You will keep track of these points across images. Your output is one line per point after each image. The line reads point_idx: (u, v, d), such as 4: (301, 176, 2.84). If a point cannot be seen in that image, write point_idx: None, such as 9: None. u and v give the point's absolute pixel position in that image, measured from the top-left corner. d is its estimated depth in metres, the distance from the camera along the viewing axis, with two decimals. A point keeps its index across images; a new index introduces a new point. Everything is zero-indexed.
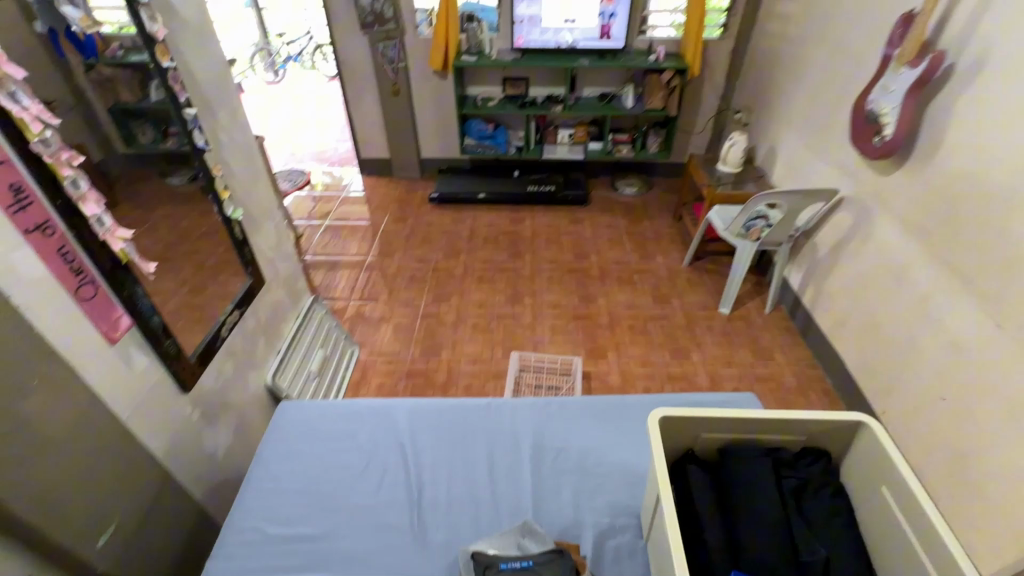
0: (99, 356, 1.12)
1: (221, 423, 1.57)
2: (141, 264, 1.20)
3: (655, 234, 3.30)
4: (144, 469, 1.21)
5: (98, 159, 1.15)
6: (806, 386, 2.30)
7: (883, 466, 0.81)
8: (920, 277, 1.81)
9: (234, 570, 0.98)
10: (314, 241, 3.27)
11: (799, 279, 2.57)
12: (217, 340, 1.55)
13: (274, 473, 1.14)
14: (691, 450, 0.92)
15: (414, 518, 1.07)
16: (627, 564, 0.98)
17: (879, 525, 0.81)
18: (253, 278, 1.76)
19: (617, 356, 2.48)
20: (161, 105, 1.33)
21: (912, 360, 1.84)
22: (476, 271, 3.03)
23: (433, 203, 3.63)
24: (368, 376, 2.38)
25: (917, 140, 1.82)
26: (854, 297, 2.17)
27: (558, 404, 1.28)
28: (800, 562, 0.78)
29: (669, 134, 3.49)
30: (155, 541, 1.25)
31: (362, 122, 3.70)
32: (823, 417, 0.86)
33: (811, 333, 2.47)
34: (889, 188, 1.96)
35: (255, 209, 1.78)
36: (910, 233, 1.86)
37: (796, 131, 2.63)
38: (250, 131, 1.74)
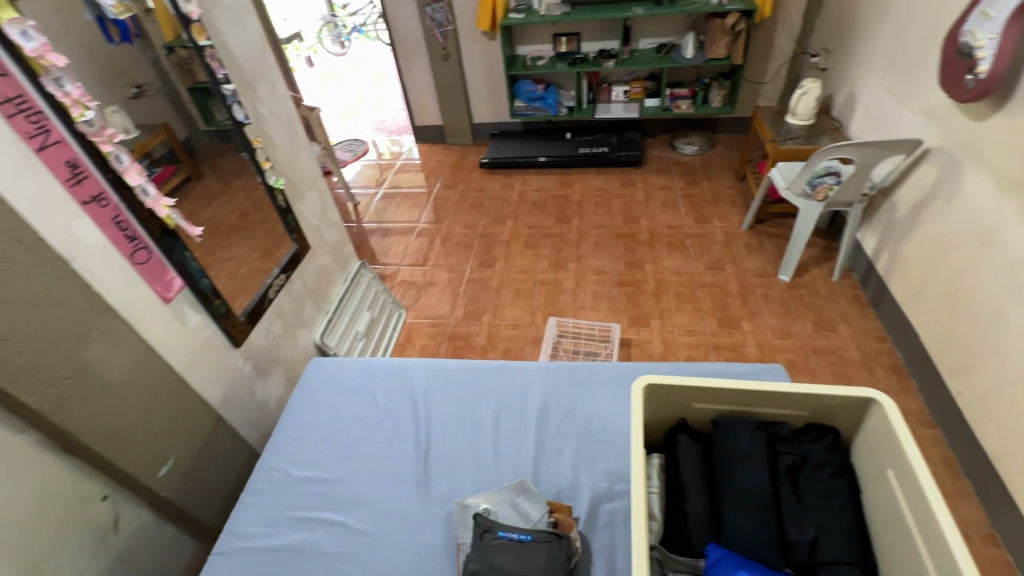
0: (155, 313, 1.27)
1: (272, 376, 1.72)
2: (186, 229, 1.32)
3: (713, 196, 3.09)
4: (198, 412, 1.38)
5: (184, 137, 1.42)
6: (871, 361, 2.10)
7: (892, 447, 0.73)
8: (1013, 241, 1.55)
9: (261, 503, 1.11)
10: (370, 207, 3.41)
11: (874, 244, 2.31)
12: (264, 301, 1.69)
13: (300, 421, 1.25)
14: (684, 419, 0.89)
15: (420, 470, 1.13)
16: (620, 528, 0.99)
17: (884, 511, 0.74)
18: (299, 244, 1.89)
19: (661, 324, 2.40)
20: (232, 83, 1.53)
21: (997, 337, 1.61)
22: (523, 237, 3.02)
23: (484, 168, 3.62)
24: (413, 337, 2.50)
25: (1021, 77, 1.53)
26: (932, 264, 1.92)
27: (569, 369, 1.28)
28: (784, 541, 0.74)
29: (735, 85, 3.20)
30: (211, 475, 1.43)
31: (414, 89, 3.74)
32: (827, 391, 0.79)
33: (884, 303, 2.23)
34: (982, 135, 1.68)
35: (298, 179, 1.88)
36: (1006, 189, 1.59)
37: (880, 74, 2.30)
38: (290, 104, 1.82)
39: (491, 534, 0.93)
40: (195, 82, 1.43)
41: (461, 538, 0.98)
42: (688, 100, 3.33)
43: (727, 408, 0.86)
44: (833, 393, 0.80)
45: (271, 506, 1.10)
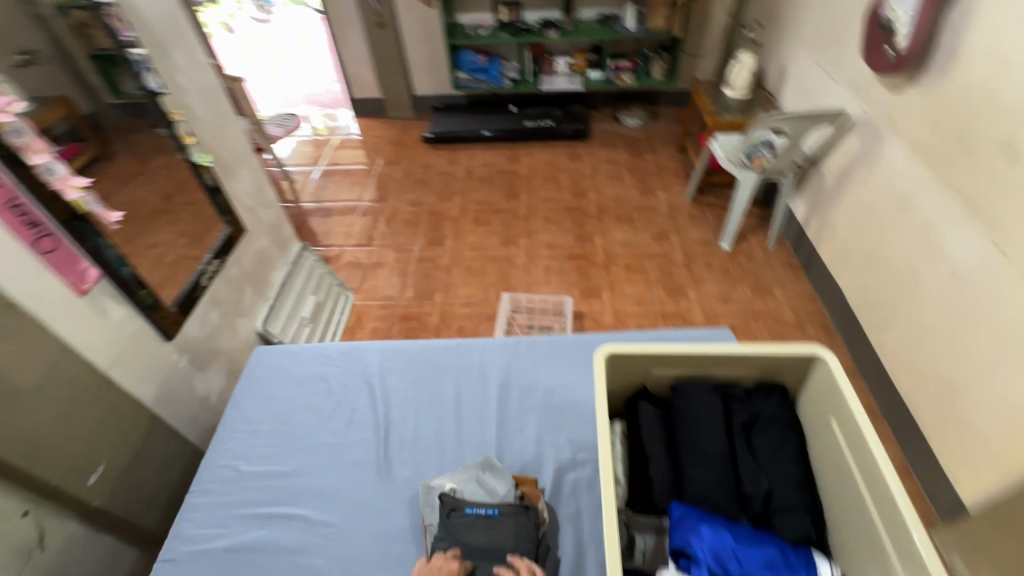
0: (69, 307, 1.14)
1: (211, 369, 1.61)
2: (101, 214, 1.18)
3: (657, 168, 3.16)
4: (128, 413, 1.27)
5: (88, 111, 1.22)
6: (804, 321, 2.25)
7: (835, 399, 0.78)
8: (926, 205, 1.69)
9: (209, 504, 1.04)
10: (308, 186, 3.23)
11: (804, 211, 2.45)
12: (197, 289, 1.56)
13: (247, 415, 1.19)
14: (644, 386, 0.91)
15: (380, 455, 1.10)
16: (586, 496, 1.01)
17: (829, 459, 0.79)
18: (232, 227, 1.75)
19: (611, 295, 2.45)
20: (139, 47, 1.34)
21: (912, 293, 1.76)
22: (472, 213, 2.97)
23: (428, 143, 3.51)
24: (362, 320, 2.42)
25: (934, 51, 1.64)
26: (856, 228, 2.06)
27: (527, 344, 1.27)
28: (741, 494, 0.78)
29: (674, 57, 3.26)
30: (149, 478, 1.33)
31: (349, 59, 3.54)
32: (777, 350, 0.83)
33: (815, 267, 2.38)
34: (899, 106, 1.80)
35: (227, 156, 1.74)
36: (919, 156, 1.72)
37: (808, 48, 2.41)
38: (212, 72, 1.66)
39: (458, 512, 0.92)
40: (96, 48, 1.23)
41: (428, 517, 0.96)
42: (630, 73, 3.35)
43: (684, 372, 0.89)
44: (781, 352, 0.84)
45: (222, 506, 1.04)
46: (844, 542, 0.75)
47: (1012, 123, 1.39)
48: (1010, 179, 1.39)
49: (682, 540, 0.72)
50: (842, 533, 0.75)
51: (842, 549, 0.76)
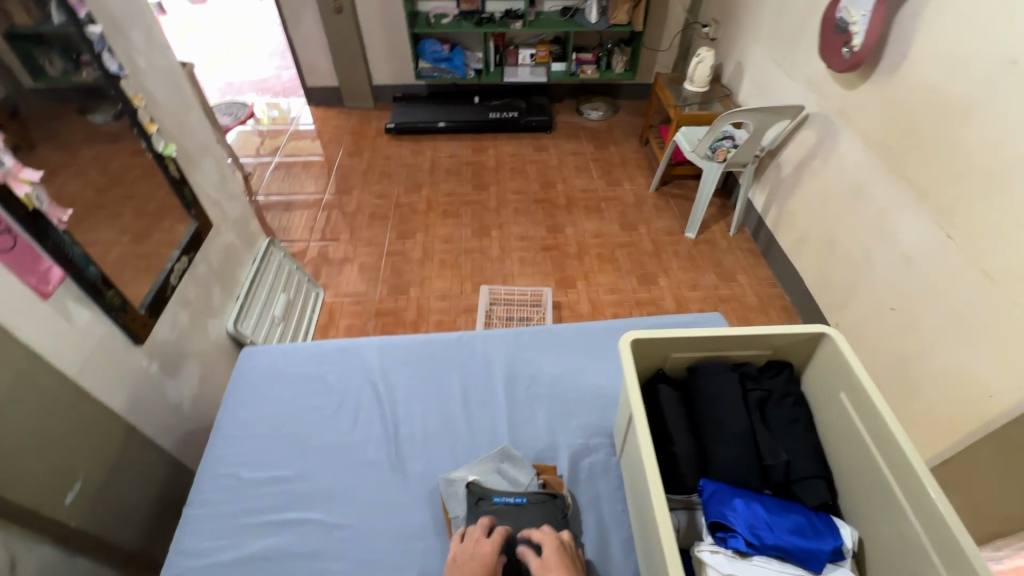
0: (31, 312, 1.03)
1: (183, 373, 1.51)
2: (53, 212, 1.09)
3: (621, 160, 3.23)
4: (102, 424, 1.17)
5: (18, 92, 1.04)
6: (766, 304, 2.39)
7: (844, 373, 0.84)
8: (878, 193, 1.83)
9: (212, 514, 0.99)
10: (264, 179, 3.06)
11: (763, 201, 2.59)
12: (167, 289, 1.45)
13: (242, 419, 1.13)
14: (662, 369, 0.95)
15: (392, 452, 1.07)
16: (602, 479, 1.03)
17: (837, 428, 0.86)
18: (199, 221, 1.64)
19: (586, 285, 2.50)
20: (63, 27, 1.13)
21: (866, 275, 1.91)
22: (440, 206, 2.92)
23: (390, 134, 3.41)
24: (335, 318, 2.33)
25: (886, 50, 1.77)
26: (813, 216, 2.21)
27: (530, 333, 1.28)
28: (762, 465, 0.83)
29: (635, 51, 3.34)
30: (126, 493, 1.23)
31: (303, 45, 3.37)
32: (788, 330, 0.88)
33: (773, 253, 2.53)
34: (853, 102, 1.93)
35: (190, 145, 1.62)
36: (872, 148, 1.86)
37: (765, 45, 2.53)
38: (171, 54, 1.54)
39: (486, 501, 0.94)
40: (13, 26, 1.02)
41: (455, 511, 0.96)
42: (593, 65, 3.40)
43: (700, 354, 0.93)
44: (792, 331, 0.89)
45: (226, 515, 0.99)
46: (857, 504, 0.82)
47: (958, 119, 1.53)
48: (956, 169, 1.54)
49: (719, 514, 0.76)
50: (855, 495, 0.82)
51: (855, 510, 0.82)
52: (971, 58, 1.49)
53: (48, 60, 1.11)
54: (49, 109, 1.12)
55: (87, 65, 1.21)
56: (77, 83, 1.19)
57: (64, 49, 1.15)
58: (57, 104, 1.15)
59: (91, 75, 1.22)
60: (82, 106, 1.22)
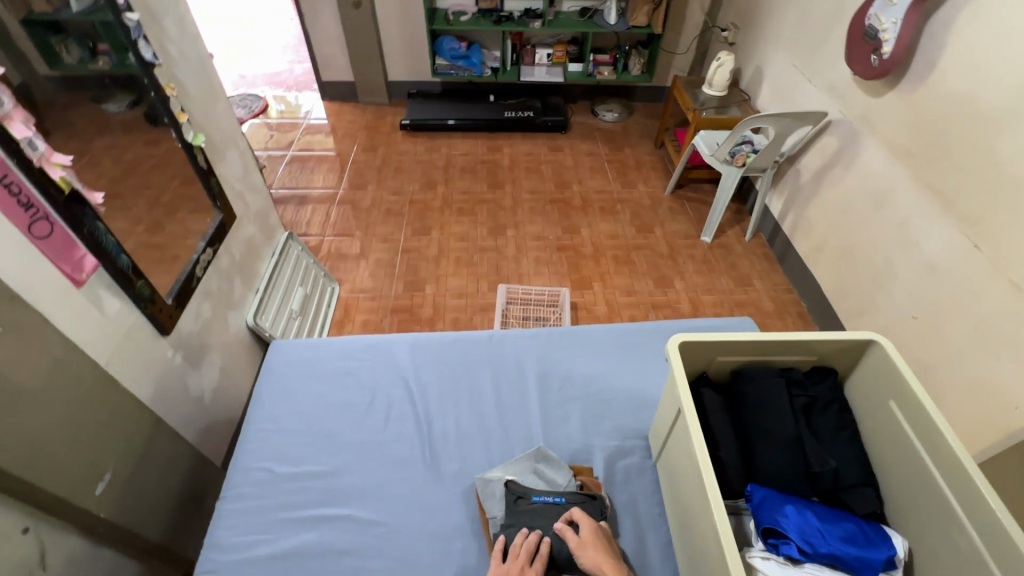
0: (66, 299, 1.02)
1: (205, 365, 1.50)
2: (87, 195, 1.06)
3: (636, 162, 3.22)
4: (130, 415, 1.16)
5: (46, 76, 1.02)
6: (782, 310, 2.39)
7: (893, 381, 0.84)
8: (902, 203, 1.83)
9: (247, 509, 0.98)
10: (278, 173, 3.05)
11: (780, 207, 2.58)
12: (192, 280, 1.44)
13: (274, 414, 1.12)
14: (704, 373, 0.94)
15: (426, 450, 1.07)
16: (637, 482, 1.03)
17: (885, 436, 0.85)
18: (224, 213, 1.63)
19: (602, 286, 2.49)
20: (85, 16, 1.12)
21: (887, 283, 1.91)
22: (455, 204, 2.91)
23: (404, 130, 3.40)
24: (351, 313, 2.33)
25: (915, 59, 1.77)
26: (833, 223, 2.20)
27: (561, 333, 1.27)
28: (810, 472, 0.82)
29: (652, 54, 3.32)
30: (150, 485, 1.22)
31: (320, 39, 3.36)
32: (836, 337, 0.88)
33: (790, 259, 2.52)
34: (879, 109, 1.93)
35: (216, 136, 1.60)
36: (897, 156, 1.85)
37: (786, 50, 2.52)
38: (201, 43, 1.52)
39: (526, 500, 0.94)
40: (30, 12, 1.00)
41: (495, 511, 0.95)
42: (610, 67, 3.40)
43: (745, 358, 0.92)
44: (839, 338, 0.88)
45: (262, 510, 0.99)
46: (906, 514, 0.81)
47: (988, 130, 1.53)
48: (986, 180, 1.53)
49: (771, 520, 0.76)
50: (902, 505, 0.82)
51: (903, 521, 0.82)
52: (1004, 69, 1.49)
53: (64, 48, 1.09)
54: (60, 97, 1.09)
55: (104, 55, 1.19)
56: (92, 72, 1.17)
57: (79, 37, 1.12)
58: (69, 92, 1.12)
59: (108, 66, 1.20)
60: (95, 96, 1.20)
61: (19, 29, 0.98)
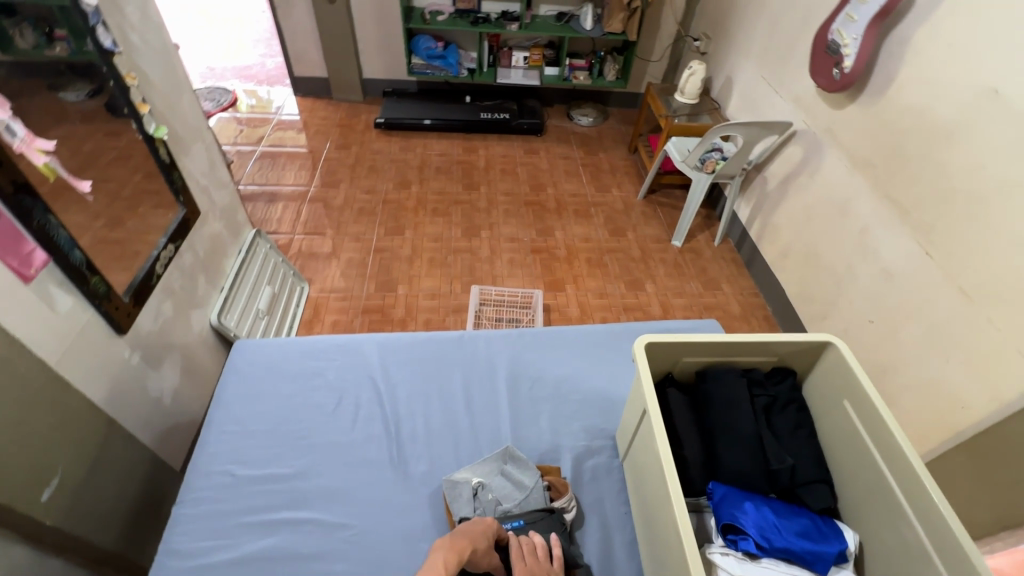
0: (12, 295, 0.96)
1: (165, 365, 1.44)
2: (73, 181, 1.13)
3: (610, 167, 3.26)
4: (82, 417, 1.11)
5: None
6: (748, 314, 2.45)
7: (848, 381, 0.87)
8: (861, 211, 1.91)
9: (205, 513, 0.96)
10: (247, 169, 2.98)
11: (747, 213, 2.66)
12: (152, 278, 1.39)
13: (237, 416, 1.10)
14: (670, 373, 0.96)
15: (393, 452, 1.06)
16: (604, 482, 1.04)
17: (839, 434, 0.89)
18: (186, 208, 1.58)
19: (575, 288, 2.51)
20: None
21: (847, 288, 1.98)
22: (429, 204, 2.89)
23: (379, 129, 3.36)
24: (320, 313, 2.28)
25: (874, 74, 1.85)
26: (797, 230, 2.28)
27: (532, 334, 1.28)
28: (769, 469, 0.85)
29: (627, 60, 3.38)
30: (103, 491, 1.17)
31: (293, 33, 3.29)
32: (795, 338, 0.91)
33: (756, 264, 2.59)
34: (841, 121, 2.00)
35: (180, 128, 1.55)
36: (857, 167, 1.93)
37: (755, 61, 2.60)
38: (165, 31, 1.47)
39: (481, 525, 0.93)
40: None
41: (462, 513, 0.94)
42: (586, 72, 3.44)
43: (710, 359, 0.95)
44: (797, 340, 0.92)
45: (221, 514, 0.96)
46: (857, 510, 0.84)
47: (940, 143, 1.61)
48: (937, 191, 1.61)
49: (731, 516, 0.78)
50: (854, 501, 0.85)
51: (855, 516, 0.85)
52: (954, 86, 1.57)
53: (17, 32, 1.02)
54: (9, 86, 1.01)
55: (61, 40, 1.12)
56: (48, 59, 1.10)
57: (34, 21, 1.06)
58: (25, 79, 1.05)
59: (65, 52, 1.14)
60: (52, 83, 1.13)
61: None
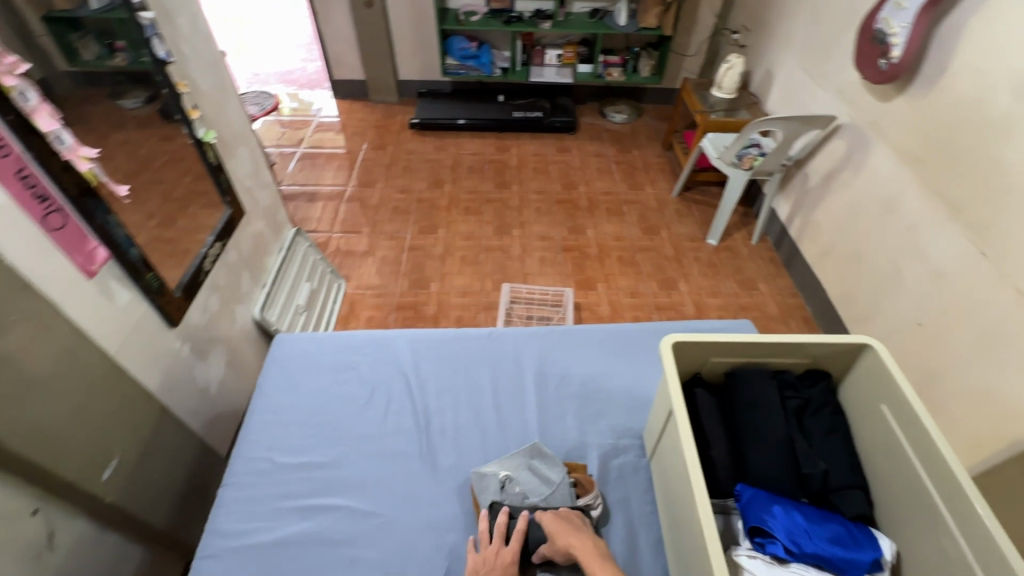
0: (77, 289, 1.05)
1: (211, 357, 1.53)
2: (112, 187, 1.13)
3: (644, 164, 3.22)
4: (139, 404, 1.20)
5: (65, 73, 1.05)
6: (786, 314, 2.37)
7: (885, 385, 0.84)
8: (910, 208, 1.81)
9: (246, 497, 1.02)
10: (288, 169, 3.09)
11: (787, 211, 2.57)
12: (200, 274, 1.47)
13: (277, 405, 1.16)
14: (698, 373, 0.96)
15: (422, 445, 1.10)
16: (631, 481, 1.04)
17: (875, 439, 0.86)
18: (233, 208, 1.66)
19: (606, 287, 2.50)
20: (103, 14, 1.15)
21: (893, 289, 1.89)
22: (462, 203, 2.93)
23: (414, 129, 3.43)
24: (356, 309, 2.36)
25: (924, 64, 1.76)
26: (839, 227, 2.19)
27: (560, 332, 1.28)
28: (800, 473, 0.83)
29: (662, 56, 3.33)
30: (157, 473, 1.26)
31: (332, 38, 3.39)
32: (829, 340, 0.89)
33: (796, 264, 2.50)
34: (887, 114, 1.91)
35: (227, 133, 1.64)
36: (905, 162, 1.84)
37: (797, 54, 2.51)
38: (213, 41, 1.55)
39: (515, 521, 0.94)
40: (52, 10, 1.02)
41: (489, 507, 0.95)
42: (620, 69, 3.40)
43: (740, 360, 0.93)
44: (832, 341, 0.89)
45: (261, 499, 1.01)
46: (894, 518, 0.82)
47: (996, 136, 1.52)
48: (994, 186, 1.52)
49: (758, 520, 0.77)
50: (892, 511, 0.82)
51: (892, 523, 0.82)
52: (1014, 73, 1.47)
53: (82, 45, 1.10)
54: (76, 96, 1.10)
55: (121, 51, 1.22)
56: (111, 69, 1.19)
57: (99, 34, 1.16)
58: (91, 87, 1.15)
59: (126, 61, 1.23)
60: (112, 92, 1.21)
61: (40, 26, 0.99)
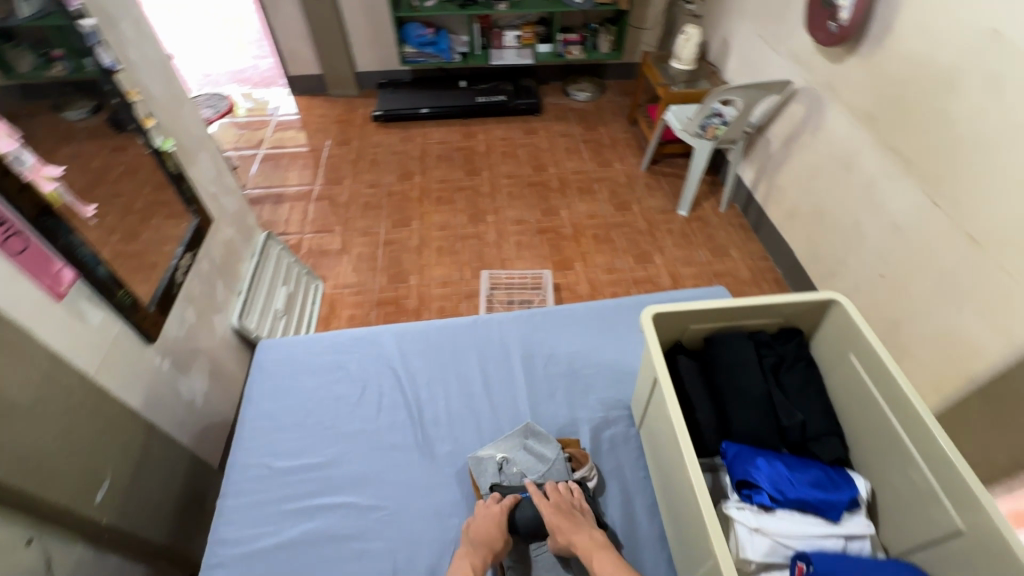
0: (47, 313, 1.02)
1: (193, 370, 1.51)
2: (79, 208, 1.14)
3: (611, 141, 3.24)
4: (124, 424, 1.18)
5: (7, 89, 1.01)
6: (758, 277, 2.45)
7: (852, 336, 0.89)
8: (867, 165, 1.88)
9: (247, 503, 1.02)
10: (251, 172, 3.02)
11: (752, 176, 2.63)
12: (173, 286, 1.45)
13: (267, 411, 1.16)
14: (679, 341, 0.99)
15: (418, 436, 1.11)
16: (623, 450, 1.08)
17: (847, 388, 0.91)
18: (200, 217, 1.63)
19: (584, 266, 2.53)
20: (37, 21, 1.07)
21: (856, 245, 1.97)
22: (433, 193, 2.91)
23: (377, 122, 3.37)
24: (336, 309, 2.34)
25: (872, 24, 1.81)
26: (802, 189, 2.26)
27: (542, 314, 1.31)
28: (780, 426, 0.88)
29: (620, 31, 3.33)
30: (150, 491, 1.25)
31: (283, 32, 3.28)
32: (799, 298, 0.93)
33: (764, 228, 2.57)
34: (841, 75, 1.97)
35: (185, 140, 1.59)
36: (860, 121, 1.90)
37: (751, 21, 2.55)
38: (160, 45, 1.50)
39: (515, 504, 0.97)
40: None
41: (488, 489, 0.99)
42: (579, 46, 3.39)
43: (716, 325, 0.97)
44: (801, 299, 0.94)
45: (261, 505, 1.02)
46: (868, 460, 0.87)
47: (942, 90, 1.58)
48: (942, 138, 1.59)
49: (745, 473, 0.81)
50: (867, 454, 0.87)
51: (866, 465, 0.88)
52: (955, 28, 1.53)
53: (18, 58, 1.04)
54: (21, 113, 1.05)
55: (59, 60, 1.15)
56: (51, 80, 1.13)
57: (34, 44, 1.08)
58: (37, 100, 1.10)
59: (65, 70, 1.16)
60: (56, 103, 1.15)
61: None
